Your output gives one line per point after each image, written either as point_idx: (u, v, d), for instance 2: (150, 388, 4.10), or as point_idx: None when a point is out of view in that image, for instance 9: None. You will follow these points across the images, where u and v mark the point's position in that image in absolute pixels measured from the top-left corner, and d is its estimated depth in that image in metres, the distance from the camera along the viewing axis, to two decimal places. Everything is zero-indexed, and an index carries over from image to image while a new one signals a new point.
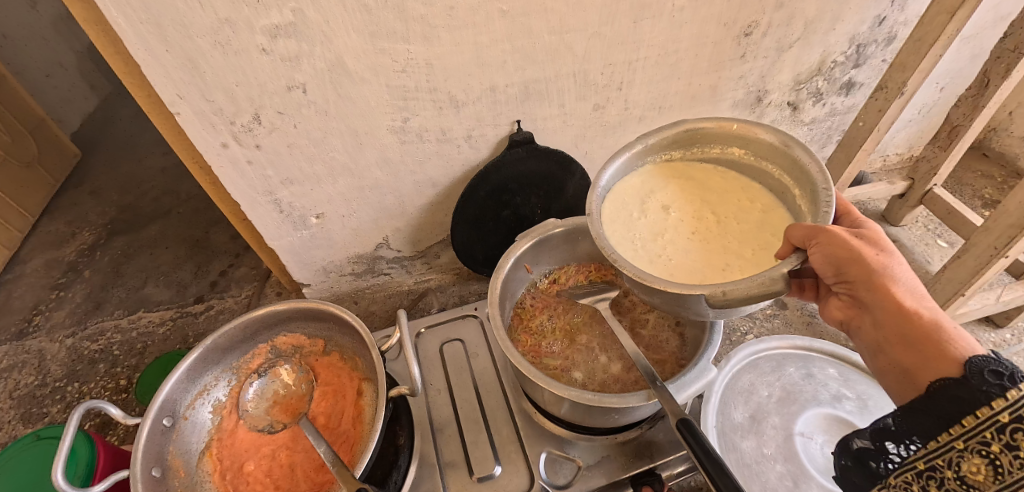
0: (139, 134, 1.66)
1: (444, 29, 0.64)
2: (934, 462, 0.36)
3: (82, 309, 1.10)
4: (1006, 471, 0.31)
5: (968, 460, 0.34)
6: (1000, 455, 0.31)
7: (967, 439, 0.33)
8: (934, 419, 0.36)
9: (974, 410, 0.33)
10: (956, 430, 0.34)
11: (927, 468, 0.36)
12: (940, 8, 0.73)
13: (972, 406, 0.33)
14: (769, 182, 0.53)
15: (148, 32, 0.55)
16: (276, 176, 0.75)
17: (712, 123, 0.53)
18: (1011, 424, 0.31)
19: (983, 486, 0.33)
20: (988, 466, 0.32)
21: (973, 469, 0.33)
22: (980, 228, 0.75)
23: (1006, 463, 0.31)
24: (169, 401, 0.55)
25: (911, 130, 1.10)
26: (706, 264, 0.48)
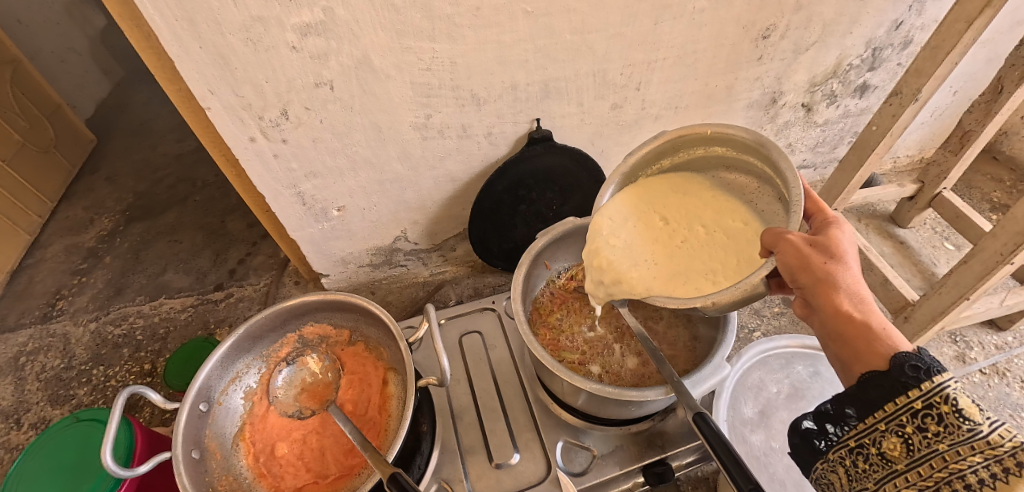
0: (153, 121, 1.68)
1: (469, 29, 0.65)
2: (860, 440, 0.39)
3: (104, 294, 1.12)
4: (918, 448, 0.36)
5: (888, 438, 0.37)
6: (913, 435, 0.36)
7: (887, 421, 0.37)
8: (861, 403, 0.39)
9: (895, 396, 0.37)
10: (879, 414, 0.38)
11: (856, 446, 0.40)
12: (958, 16, 0.74)
13: (893, 392, 0.37)
14: (757, 175, 0.51)
15: (182, 29, 0.57)
16: (300, 170, 0.76)
17: (686, 131, 0.54)
18: (925, 409, 0.35)
19: (896, 461, 0.37)
20: (902, 444, 0.37)
21: (890, 446, 0.37)
22: (989, 234, 0.76)
23: (918, 441, 0.35)
24: (205, 387, 0.58)
25: (922, 132, 1.11)
26: (696, 272, 0.50)
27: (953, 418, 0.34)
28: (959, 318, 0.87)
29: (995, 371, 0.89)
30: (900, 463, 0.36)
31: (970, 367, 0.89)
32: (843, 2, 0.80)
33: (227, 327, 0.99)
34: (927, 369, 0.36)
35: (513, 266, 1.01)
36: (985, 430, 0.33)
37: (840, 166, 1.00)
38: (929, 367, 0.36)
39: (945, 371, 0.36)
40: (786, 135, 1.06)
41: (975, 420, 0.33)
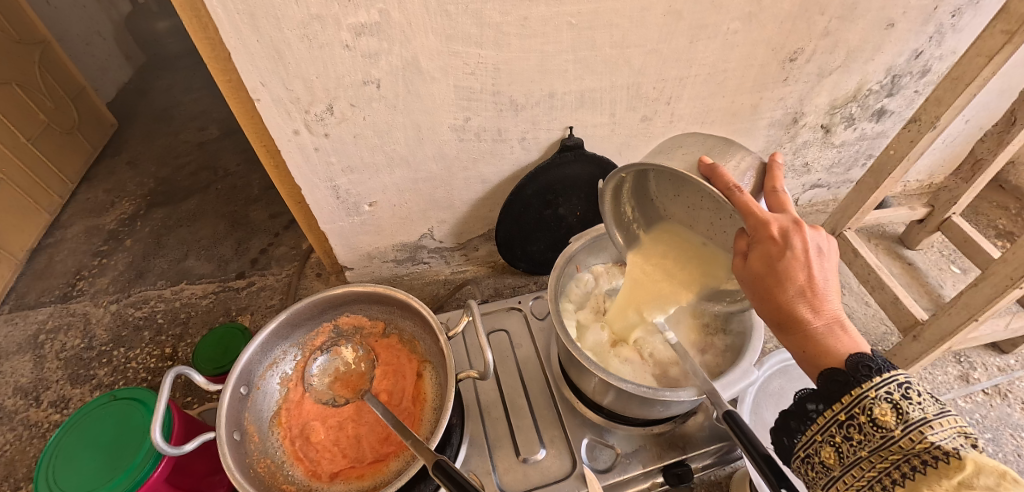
0: (174, 108, 1.69)
1: (515, 37, 0.67)
2: (806, 451, 0.44)
3: (124, 277, 1.13)
4: (847, 455, 0.40)
5: (824, 448, 0.42)
6: (842, 444, 0.40)
7: (821, 432, 0.42)
8: (803, 417, 0.44)
9: (827, 409, 0.42)
10: (815, 425, 0.43)
11: (804, 457, 0.44)
12: (980, 50, 0.77)
13: (824, 405, 0.42)
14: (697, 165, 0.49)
15: (242, 22, 0.59)
16: (338, 164, 0.78)
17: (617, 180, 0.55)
18: (849, 419, 0.40)
19: (833, 468, 0.41)
20: (836, 452, 0.41)
21: (826, 455, 0.42)
22: (999, 259, 0.78)
23: (846, 449, 0.40)
24: (245, 371, 0.59)
25: (934, 158, 1.14)
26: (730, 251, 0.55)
27: (868, 428, 0.38)
28: (967, 339, 0.89)
29: (997, 392, 0.92)
30: (834, 469, 0.41)
31: (974, 387, 0.92)
32: (869, 30, 0.83)
33: (249, 315, 1.00)
34: (848, 382, 0.40)
35: (533, 268, 1.04)
36: (895, 435, 0.37)
37: (856, 188, 1.03)
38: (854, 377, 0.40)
39: (866, 379, 0.39)
40: (803, 155, 1.09)
41: (889, 426, 0.37)
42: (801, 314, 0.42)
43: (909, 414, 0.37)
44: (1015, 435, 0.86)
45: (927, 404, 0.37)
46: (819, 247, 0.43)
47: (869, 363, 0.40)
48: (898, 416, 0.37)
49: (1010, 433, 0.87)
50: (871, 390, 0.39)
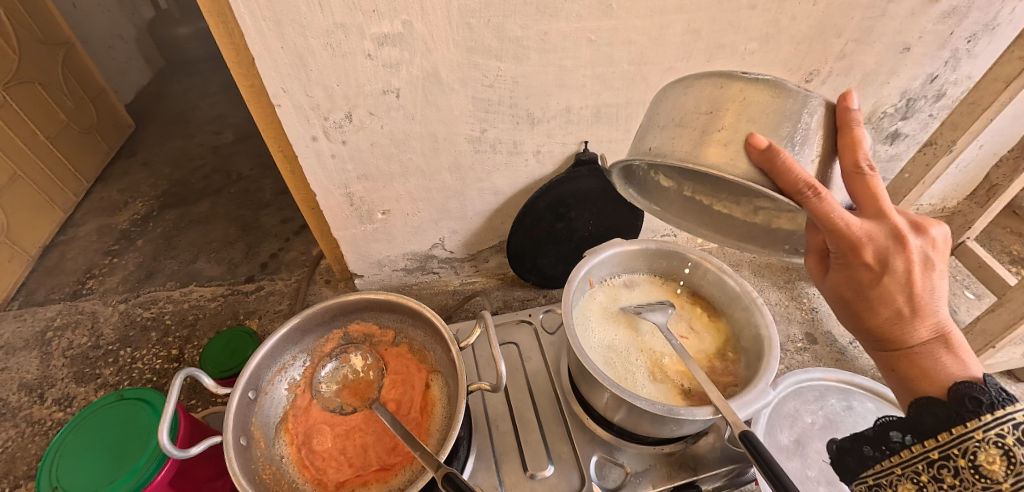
0: (190, 112, 1.72)
1: (535, 51, 0.68)
2: (877, 480, 0.44)
3: (134, 277, 1.14)
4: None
5: (903, 483, 0.41)
6: (928, 485, 0.39)
7: (903, 467, 0.42)
8: (881, 445, 0.44)
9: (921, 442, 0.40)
10: (897, 457, 0.42)
11: (873, 484, 0.44)
12: (997, 76, 0.77)
13: (918, 439, 0.41)
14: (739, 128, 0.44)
15: (267, 29, 0.60)
16: (353, 172, 0.78)
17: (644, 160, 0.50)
18: (940, 460, 0.39)
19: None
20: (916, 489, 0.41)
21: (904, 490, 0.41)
22: (1017, 286, 0.77)
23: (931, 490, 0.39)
24: (254, 375, 0.59)
25: (948, 182, 1.13)
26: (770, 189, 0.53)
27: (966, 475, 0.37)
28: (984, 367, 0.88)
29: None
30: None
31: None
32: (885, 53, 0.83)
33: (256, 319, 0.99)
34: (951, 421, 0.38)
35: (543, 282, 1.03)
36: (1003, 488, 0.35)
37: None
38: (954, 415, 0.39)
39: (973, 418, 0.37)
40: None
41: (996, 477, 0.36)
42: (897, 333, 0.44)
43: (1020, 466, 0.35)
44: None
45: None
46: (924, 258, 0.42)
47: (977, 399, 0.38)
48: (1006, 467, 0.36)
49: None
50: (976, 432, 0.37)
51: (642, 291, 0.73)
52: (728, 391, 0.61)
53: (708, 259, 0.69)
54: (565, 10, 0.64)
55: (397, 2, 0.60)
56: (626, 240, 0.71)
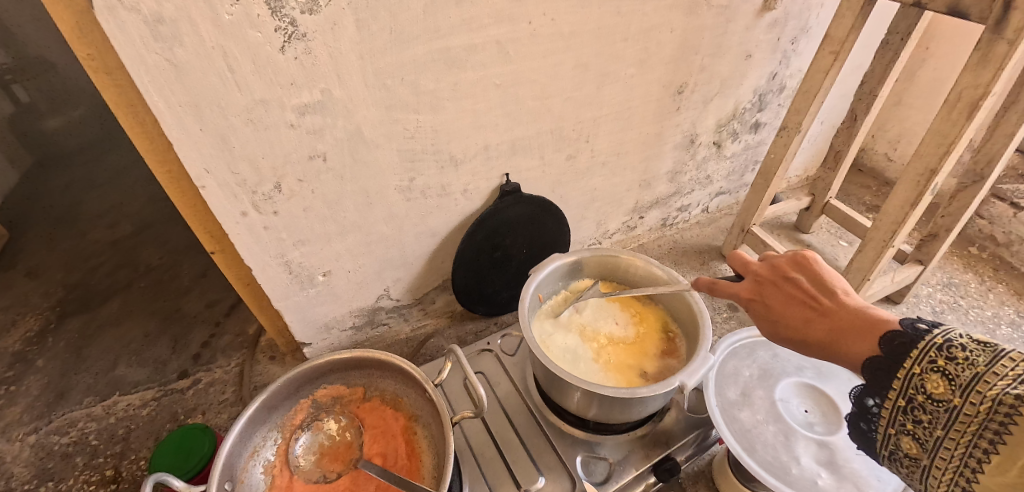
0: (76, 208, 1.58)
1: (449, 100, 0.75)
2: (888, 447, 0.42)
3: (41, 402, 1.01)
4: (926, 443, 0.38)
5: (928, 379, 0.37)
6: (915, 429, 0.39)
7: (891, 425, 0.41)
8: (867, 419, 0.43)
9: (895, 375, 0.40)
10: (882, 419, 0.41)
11: (905, 403, 0.39)
12: (817, 68, 0.97)
13: (877, 399, 0.41)
14: None
15: (184, 113, 0.59)
16: (289, 239, 0.78)
17: None
18: (909, 404, 0.39)
19: (919, 458, 0.39)
20: (915, 440, 0.39)
21: (908, 446, 0.40)
22: (871, 227, 0.96)
23: (920, 435, 0.38)
24: (228, 465, 0.57)
25: (805, 155, 1.46)
26: None
27: (927, 406, 0.37)
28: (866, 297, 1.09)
29: None
30: (922, 461, 0.39)
31: None
32: (734, 61, 1.05)
33: (201, 414, 0.93)
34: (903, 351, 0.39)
35: (492, 310, 1.08)
36: (957, 401, 0.35)
37: (753, 189, 1.19)
38: (895, 356, 0.40)
39: (928, 333, 0.39)
40: (705, 169, 1.28)
41: (947, 397, 0.36)
42: (816, 328, 0.47)
43: (960, 377, 0.35)
44: None
45: (976, 355, 0.36)
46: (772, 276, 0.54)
47: (899, 340, 0.40)
48: (951, 384, 0.36)
49: None
50: (938, 338, 0.38)
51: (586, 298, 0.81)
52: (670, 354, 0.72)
53: (636, 255, 0.79)
54: (470, 62, 0.72)
55: (314, 73, 0.63)
56: (565, 253, 0.78)
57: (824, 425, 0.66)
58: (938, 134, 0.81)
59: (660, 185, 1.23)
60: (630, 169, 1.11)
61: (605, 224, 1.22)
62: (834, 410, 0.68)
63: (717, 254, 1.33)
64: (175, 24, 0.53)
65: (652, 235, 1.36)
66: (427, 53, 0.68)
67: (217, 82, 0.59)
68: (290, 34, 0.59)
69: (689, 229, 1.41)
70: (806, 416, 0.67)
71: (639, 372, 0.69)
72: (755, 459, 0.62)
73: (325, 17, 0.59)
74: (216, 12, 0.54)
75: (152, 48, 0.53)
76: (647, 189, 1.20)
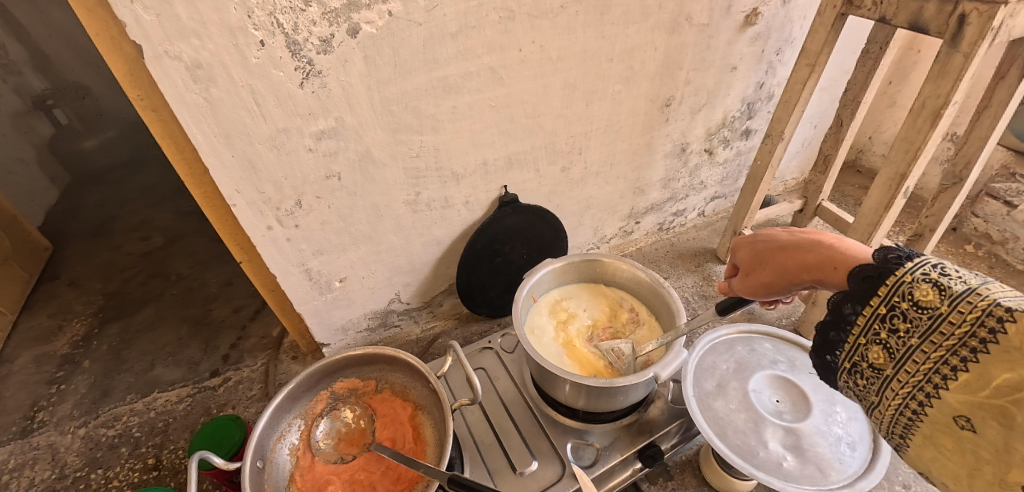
0: (112, 222, 1.71)
1: (448, 122, 0.83)
2: (852, 359, 0.44)
3: (89, 399, 1.12)
4: (896, 351, 0.40)
5: (919, 288, 0.38)
6: (889, 338, 0.40)
7: (865, 334, 0.42)
8: (842, 324, 0.44)
9: (883, 283, 0.40)
10: (857, 328, 0.42)
11: (889, 312, 0.40)
12: (796, 79, 1.02)
13: (859, 306, 0.42)
14: None
15: (219, 143, 0.68)
16: (309, 249, 0.87)
17: None
18: (891, 311, 0.40)
19: (883, 369, 0.41)
20: (885, 350, 0.41)
21: (875, 356, 0.42)
22: (851, 228, 1.01)
23: (895, 345, 0.40)
24: (259, 446, 0.66)
25: (799, 159, 1.51)
26: None
27: (912, 313, 0.38)
28: None
29: None
30: (889, 367, 0.41)
31: None
32: (720, 74, 1.11)
33: (231, 408, 1.03)
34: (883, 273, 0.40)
35: (495, 312, 1.15)
36: (943, 311, 0.36)
37: (742, 194, 1.25)
38: (888, 267, 0.40)
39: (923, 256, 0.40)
40: (698, 176, 1.34)
41: (934, 305, 0.37)
42: (805, 233, 0.50)
43: (950, 289, 0.36)
44: None
45: (967, 276, 0.37)
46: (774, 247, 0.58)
47: (897, 255, 0.41)
48: (940, 294, 0.37)
49: None
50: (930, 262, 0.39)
51: (578, 296, 0.88)
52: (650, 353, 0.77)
53: (624, 260, 0.85)
54: (466, 87, 0.80)
55: (329, 104, 0.72)
56: (556, 258, 0.86)
57: (792, 413, 0.72)
58: (906, 141, 0.86)
59: (654, 192, 1.30)
60: (622, 178, 1.18)
61: (602, 229, 1.29)
62: (803, 399, 0.74)
63: (712, 256, 1.38)
64: (210, 68, 0.62)
65: (648, 239, 1.43)
66: (427, 81, 0.77)
67: (246, 115, 0.68)
68: (307, 71, 0.67)
69: (685, 232, 1.47)
70: (776, 405, 0.73)
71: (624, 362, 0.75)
72: (726, 442, 0.69)
73: (337, 56, 0.68)
74: (245, 56, 0.63)
75: (191, 89, 0.62)
76: (641, 195, 1.27)
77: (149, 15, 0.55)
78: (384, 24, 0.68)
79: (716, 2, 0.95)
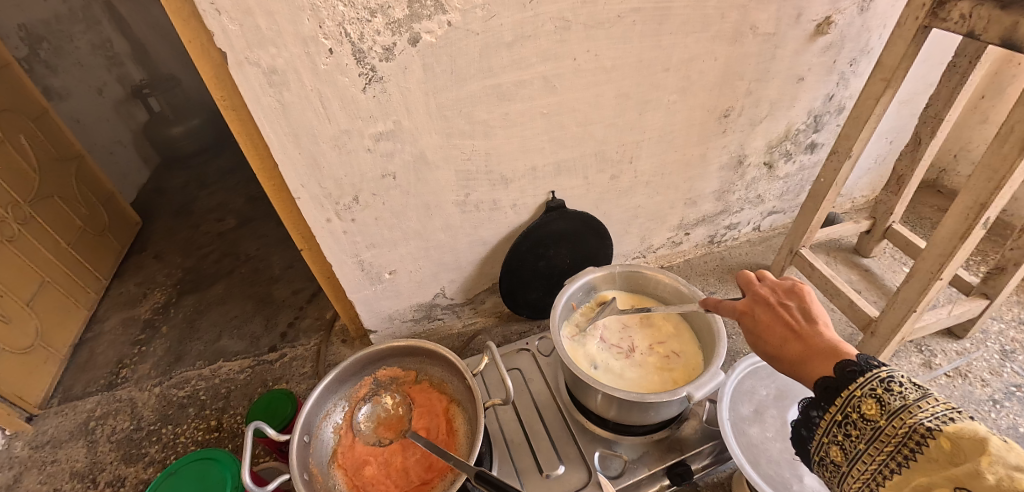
0: (192, 202, 1.88)
1: (500, 128, 0.85)
2: (818, 453, 0.46)
3: (165, 361, 1.25)
4: (849, 451, 0.43)
5: (864, 401, 0.41)
6: (842, 440, 0.43)
7: (824, 435, 0.45)
8: (808, 426, 0.47)
9: (837, 394, 0.43)
10: (818, 429, 0.46)
11: (841, 418, 0.43)
12: (868, 95, 0.96)
13: (822, 410, 0.45)
14: None
15: (288, 141, 0.75)
16: (363, 242, 0.92)
17: None
18: (846, 419, 0.43)
19: (840, 464, 0.44)
20: (841, 449, 0.44)
21: (834, 454, 0.44)
22: (920, 256, 0.94)
23: (847, 446, 0.43)
24: (307, 422, 0.71)
25: (870, 176, 1.41)
26: None
27: (858, 422, 0.41)
28: (917, 328, 1.06)
29: (957, 373, 1.09)
30: (843, 466, 0.43)
31: (936, 372, 1.08)
32: (785, 85, 1.06)
33: (284, 382, 1.11)
34: (847, 375, 0.43)
35: (536, 313, 1.17)
36: (881, 424, 0.40)
37: (802, 210, 1.19)
38: (841, 381, 0.43)
39: (873, 366, 0.42)
40: (755, 189, 1.29)
41: (875, 419, 0.40)
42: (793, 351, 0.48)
43: (890, 404, 0.40)
44: (979, 408, 1.02)
45: (909, 390, 0.40)
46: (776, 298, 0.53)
47: (850, 366, 0.43)
48: (881, 408, 0.40)
49: (974, 407, 1.02)
50: (883, 372, 0.42)
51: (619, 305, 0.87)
52: (684, 370, 0.76)
53: (667, 274, 0.85)
54: (519, 95, 0.82)
55: (388, 108, 0.76)
56: (598, 267, 0.86)
57: None
58: (989, 168, 0.79)
59: (706, 204, 1.26)
60: (673, 188, 1.15)
61: (649, 238, 1.27)
62: None
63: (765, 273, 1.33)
64: (285, 74, 0.67)
65: (698, 251, 1.39)
66: (481, 88, 0.79)
67: (314, 116, 0.73)
68: (370, 77, 0.72)
69: (738, 246, 1.41)
70: None
71: (668, 377, 0.76)
72: (758, 469, 0.68)
73: (397, 63, 0.72)
74: (315, 63, 0.68)
75: (267, 92, 0.68)
76: (692, 207, 1.24)
77: (234, 25, 0.61)
78: (443, 34, 0.71)
79: (784, 11, 0.91)
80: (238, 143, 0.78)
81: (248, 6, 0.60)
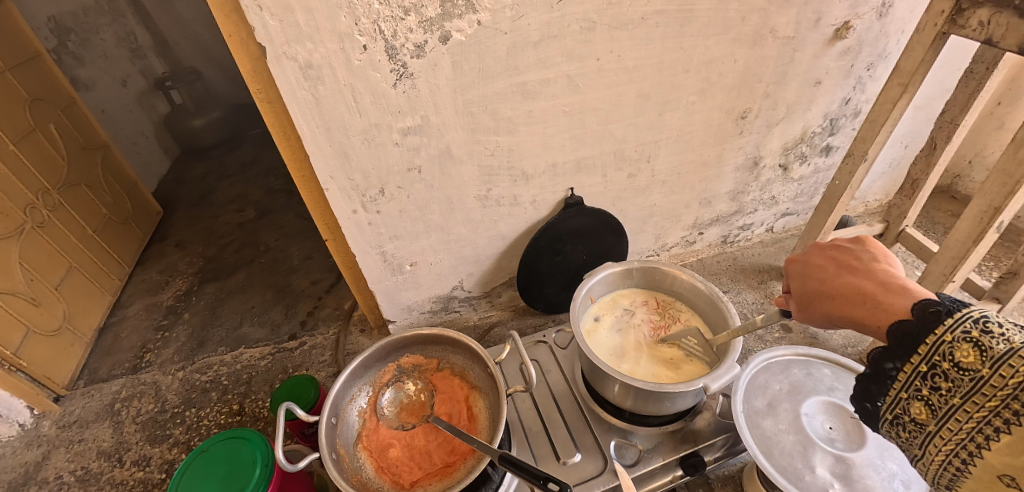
0: (211, 193, 1.92)
1: (523, 125, 0.88)
2: (895, 411, 0.46)
3: (187, 347, 1.28)
4: (939, 407, 0.42)
5: (958, 348, 0.39)
6: (930, 395, 0.42)
7: (906, 389, 0.44)
8: (883, 380, 0.46)
9: (923, 341, 0.42)
10: (898, 383, 0.44)
11: (929, 369, 0.42)
12: (885, 99, 0.98)
13: (902, 362, 0.44)
14: None
15: (320, 134, 0.77)
16: (386, 234, 0.95)
17: None
18: (933, 369, 0.41)
19: (927, 422, 0.43)
20: (926, 406, 0.43)
21: (917, 411, 0.43)
22: (933, 259, 0.96)
23: (935, 401, 0.42)
24: (334, 404, 0.74)
25: (884, 180, 1.42)
26: None
27: (953, 374, 0.40)
28: None
29: None
30: (930, 424, 0.42)
31: None
32: (802, 88, 1.08)
33: (305, 369, 1.14)
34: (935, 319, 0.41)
35: (551, 308, 1.19)
36: (982, 374, 0.38)
37: (816, 212, 1.20)
38: (926, 326, 0.42)
39: (965, 309, 0.40)
40: (770, 190, 1.31)
41: (974, 368, 0.38)
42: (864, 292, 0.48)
43: (989, 353, 0.37)
44: None
45: (1012, 331, 0.37)
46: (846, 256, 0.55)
47: (937, 309, 0.42)
48: (980, 358, 0.38)
49: None
50: (975, 313, 0.40)
51: (634, 300, 0.90)
52: (700, 364, 0.78)
53: (684, 271, 0.86)
54: (543, 93, 0.85)
55: (417, 103, 0.79)
56: (616, 262, 0.88)
57: (846, 442, 0.71)
58: (1004, 173, 0.80)
59: (720, 204, 1.28)
60: (688, 188, 1.17)
61: (663, 237, 1.29)
62: (858, 429, 0.72)
63: (777, 274, 1.34)
64: (320, 69, 0.70)
65: (710, 251, 1.41)
66: (507, 86, 0.81)
67: (346, 109, 0.76)
68: (400, 73, 0.74)
69: (751, 247, 1.43)
70: (828, 431, 0.73)
71: (683, 370, 0.78)
72: (771, 460, 0.69)
73: (428, 60, 0.74)
74: (349, 59, 0.70)
75: (302, 86, 0.71)
76: (707, 206, 1.26)
77: (274, 21, 0.64)
78: (473, 33, 0.73)
79: (804, 15, 0.93)
80: (272, 135, 0.81)
81: (289, 3, 0.63)
